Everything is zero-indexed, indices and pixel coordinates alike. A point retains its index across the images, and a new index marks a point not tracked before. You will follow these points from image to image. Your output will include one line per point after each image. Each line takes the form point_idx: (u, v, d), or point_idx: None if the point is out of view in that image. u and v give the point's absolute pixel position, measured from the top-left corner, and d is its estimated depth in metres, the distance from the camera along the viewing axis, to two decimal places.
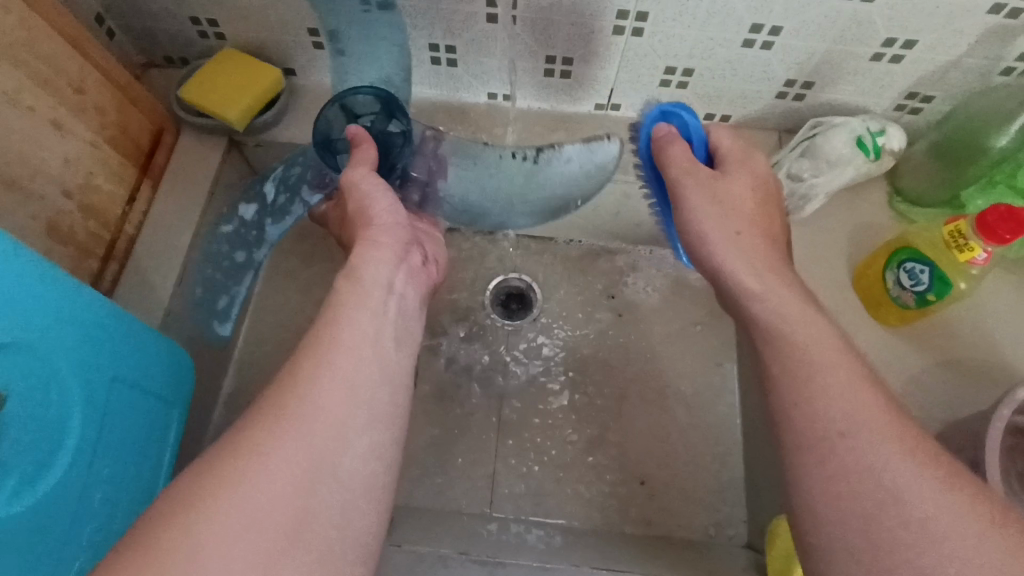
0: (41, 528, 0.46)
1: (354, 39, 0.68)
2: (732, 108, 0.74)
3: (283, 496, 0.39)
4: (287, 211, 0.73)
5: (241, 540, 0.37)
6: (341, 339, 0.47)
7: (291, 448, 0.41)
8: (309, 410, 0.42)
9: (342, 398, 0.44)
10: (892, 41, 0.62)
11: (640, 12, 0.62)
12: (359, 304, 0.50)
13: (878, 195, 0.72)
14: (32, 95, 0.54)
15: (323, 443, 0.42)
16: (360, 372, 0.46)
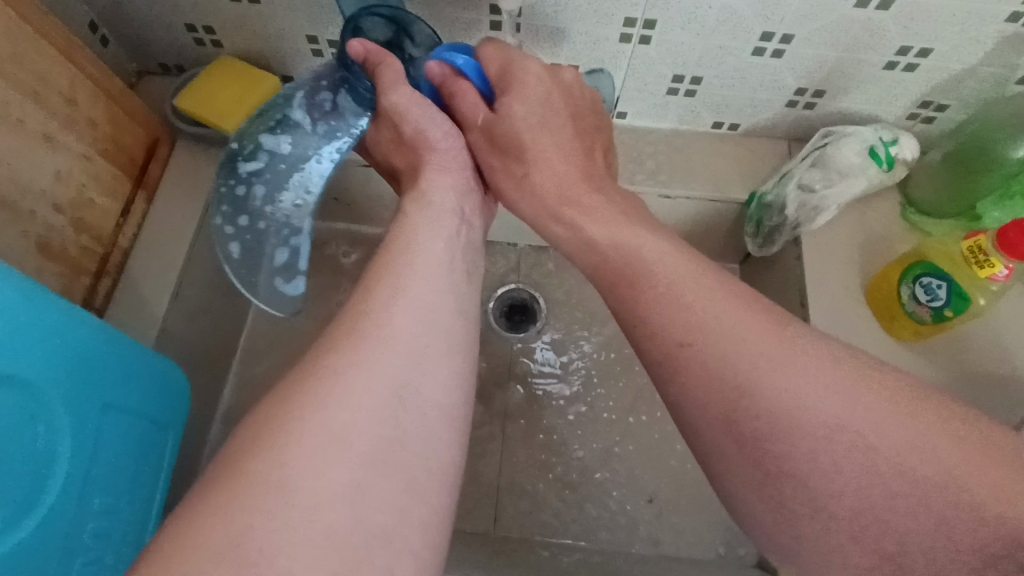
0: (26, 570, 0.44)
1: None
2: (741, 117, 0.72)
3: (374, 422, 0.35)
4: (327, 138, 0.53)
5: (314, 482, 0.32)
6: (406, 271, 0.42)
7: (376, 372, 0.36)
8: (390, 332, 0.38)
9: (425, 321, 0.40)
10: (906, 49, 0.60)
11: (648, 21, 0.60)
12: (428, 225, 0.46)
13: (889, 206, 0.71)
14: (21, 107, 0.52)
15: (411, 368, 0.37)
16: (441, 296, 0.42)
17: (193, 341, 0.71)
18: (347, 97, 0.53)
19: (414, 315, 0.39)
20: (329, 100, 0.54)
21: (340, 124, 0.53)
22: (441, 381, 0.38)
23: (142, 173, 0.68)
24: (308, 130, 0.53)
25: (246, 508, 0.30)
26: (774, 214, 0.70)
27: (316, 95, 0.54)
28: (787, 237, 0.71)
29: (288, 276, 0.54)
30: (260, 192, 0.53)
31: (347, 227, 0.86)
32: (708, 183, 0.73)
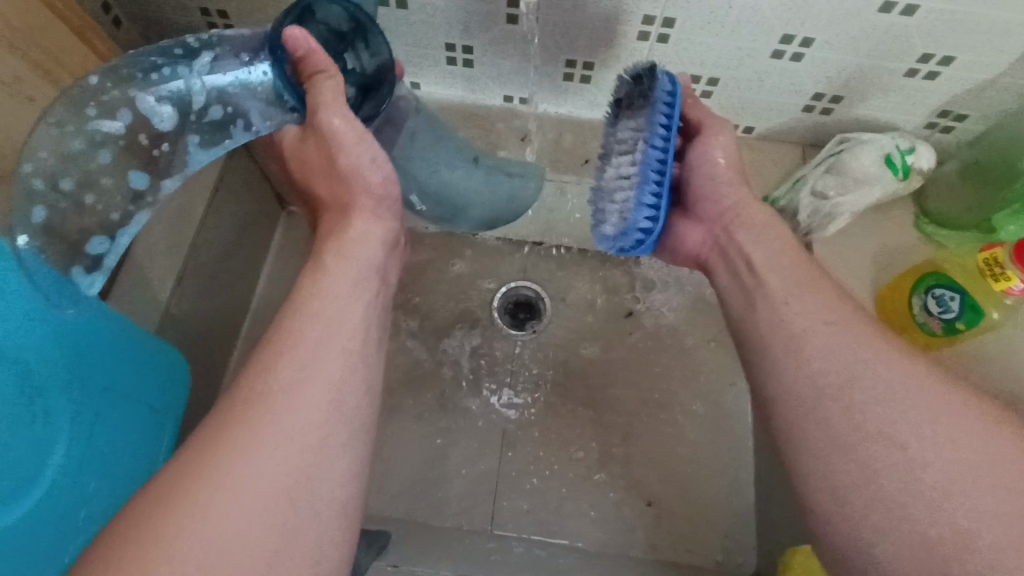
0: (20, 550, 0.46)
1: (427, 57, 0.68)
2: (757, 120, 0.71)
3: (270, 504, 0.39)
4: (224, 122, 0.49)
5: (223, 552, 0.37)
6: (315, 338, 0.46)
7: (280, 437, 0.41)
8: (294, 394, 0.43)
9: (329, 381, 0.44)
10: (928, 57, 0.60)
11: (667, 19, 0.59)
12: (347, 274, 0.50)
13: (904, 216, 0.70)
14: (30, 84, 0.52)
15: (313, 433, 0.42)
16: (347, 353, 0.46)
17: (195, 328, 0.70)
18: (269, 81, 0.48)
19: (317, 379, 0.44)
20: (239, 74, 0.47)
21: (244, 111, 0.49)
22: (342, 438, 0.43)
23: None
24: (197, 106, 0.48)
25: None
26: (786, 219, 0.70)
27: (225, 66, 0.47)
28: (798, 243, 0.70)
29: (92, 267, 0.48)
30: (106, 159, 0.46)
31: None
32: None
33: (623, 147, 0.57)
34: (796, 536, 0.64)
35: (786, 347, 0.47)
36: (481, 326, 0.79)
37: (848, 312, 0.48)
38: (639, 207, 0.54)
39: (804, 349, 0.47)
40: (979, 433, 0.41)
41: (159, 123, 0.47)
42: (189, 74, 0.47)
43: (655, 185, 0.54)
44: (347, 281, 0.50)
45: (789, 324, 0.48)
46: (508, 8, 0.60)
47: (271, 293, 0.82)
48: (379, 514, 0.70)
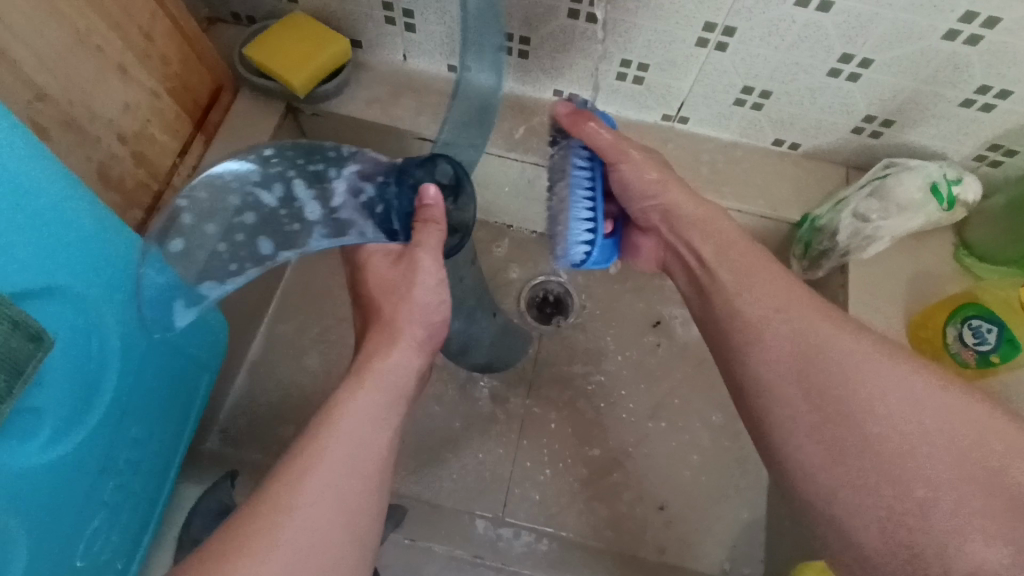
0: (53, 506, 0.41)
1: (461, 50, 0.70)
2: (803, 138, 0.71)
3: None
4: (332, 209, 0.49)
5: None
6: (338, 458, 0.45)
7: (299, 537, 0.41)
8: (314, 498, 0.43)
9: (345, 490, 0.44)
10: (986, 88, 0.59)
11: (728, 27, 0.60)
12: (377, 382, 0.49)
13: (943, 246, 0.70)
14: (102, 35, 0.53)
15: (330, 533, 0.43)
16: (369, 460, 0.46)
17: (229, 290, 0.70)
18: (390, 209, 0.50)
19: (337, 488, 0.44)
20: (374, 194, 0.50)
21: (365, 222, 0.50)
22: (354, 534, 0.44)
23: (202, 117, 0.68)
24: (335, 203, 0.49)
25: None
26: (824, 238, 0.69)
27: (365, 181, 0.50)
28: (834, 264, 0.70)
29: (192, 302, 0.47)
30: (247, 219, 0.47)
31: None
32: (762, 199, 0.72)
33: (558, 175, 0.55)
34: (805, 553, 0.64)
35: (755, 339, 0.48)
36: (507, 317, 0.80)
37: (797, 294, 0.49)
38: (577, 225, 0.51)
39: (761, 338, 0.48)
40: (921, 390, 0.43)
41: (301, 208, 0.48)
42: (337, 174, 0.49)
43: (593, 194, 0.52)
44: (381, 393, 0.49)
45: (748, 313, 0.49)
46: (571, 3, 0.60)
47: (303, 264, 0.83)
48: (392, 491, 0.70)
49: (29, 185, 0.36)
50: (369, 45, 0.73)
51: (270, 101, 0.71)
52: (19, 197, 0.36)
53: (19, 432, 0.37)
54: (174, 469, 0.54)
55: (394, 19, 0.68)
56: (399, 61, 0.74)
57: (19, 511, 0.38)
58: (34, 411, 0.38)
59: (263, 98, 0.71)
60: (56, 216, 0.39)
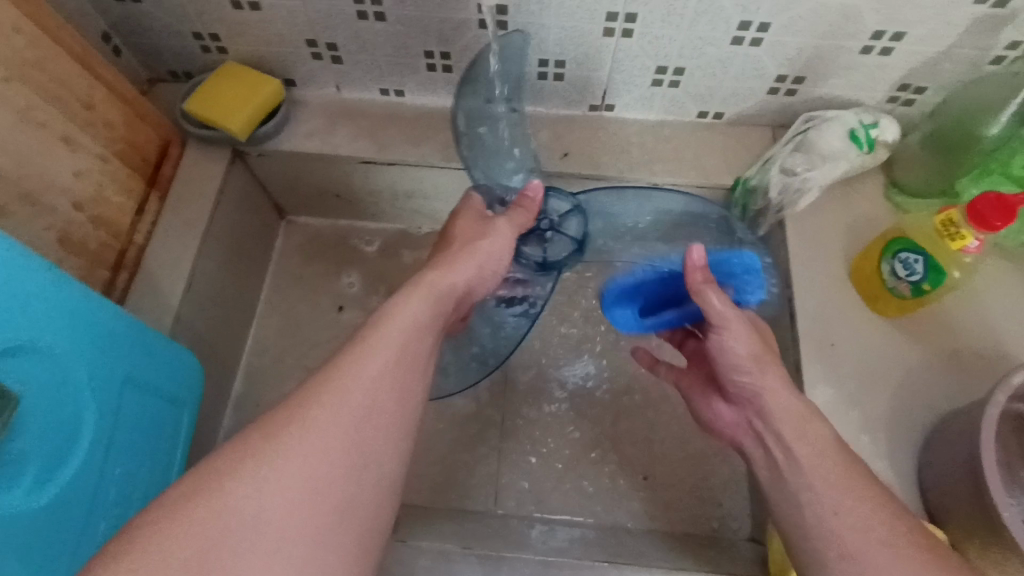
0: (46, 548, 0.43)
1: (383, 73, 0.74)
2: (725, 106, 0.74)
3: (306, 475, 0.38)
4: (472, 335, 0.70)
5: (282, 511, 0.36)
6: (383, 342, 0.45)
7: (337, 428, 0.40)
8: (355, 388, 0.42)
9: (381, 388, 0.43)
10: (881, 34, 0.63)
11: (629, 14, 0.63)
12: (419, 299, 0.49)
13: (875, 188, 0.73)
14: (41, 111, 0.56)
15: (364, 430, 0.41)
16: (403, 357, 0.45)
17: (204, 333, 0.74)
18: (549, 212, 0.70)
19: (369, 388, 0.42)
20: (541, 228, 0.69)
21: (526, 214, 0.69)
22: (392, 433, 0.43)
23: (154, 174, 0.72)
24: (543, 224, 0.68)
25: (191, 530, 0.34)
26: (758, 198, 0.71)
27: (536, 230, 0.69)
28: (773, 220, 0.72)
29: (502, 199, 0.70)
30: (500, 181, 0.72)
31: (351, 223, 0.89)
32: (696, 171, 0.75)
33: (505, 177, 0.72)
34: None
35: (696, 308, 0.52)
36: None
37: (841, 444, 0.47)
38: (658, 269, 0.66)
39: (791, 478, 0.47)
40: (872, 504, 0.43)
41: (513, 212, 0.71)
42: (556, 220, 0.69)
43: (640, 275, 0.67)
44: (427, 300, 0.49)
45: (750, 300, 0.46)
46: (478, 14, 0.64)
47: (274, 297, 0.86)
48: None
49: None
50: (303, 82, 0.77)
51: (216, 149, 0.75)
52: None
53: (5, 479, 0.41)
54: None
55: (321, 54, 0.72)
56: (333, 93, 0.77)
57: (19, 551, 0.41)
58: (13, 463, 0.41)
59: (209, 147, 0.75)
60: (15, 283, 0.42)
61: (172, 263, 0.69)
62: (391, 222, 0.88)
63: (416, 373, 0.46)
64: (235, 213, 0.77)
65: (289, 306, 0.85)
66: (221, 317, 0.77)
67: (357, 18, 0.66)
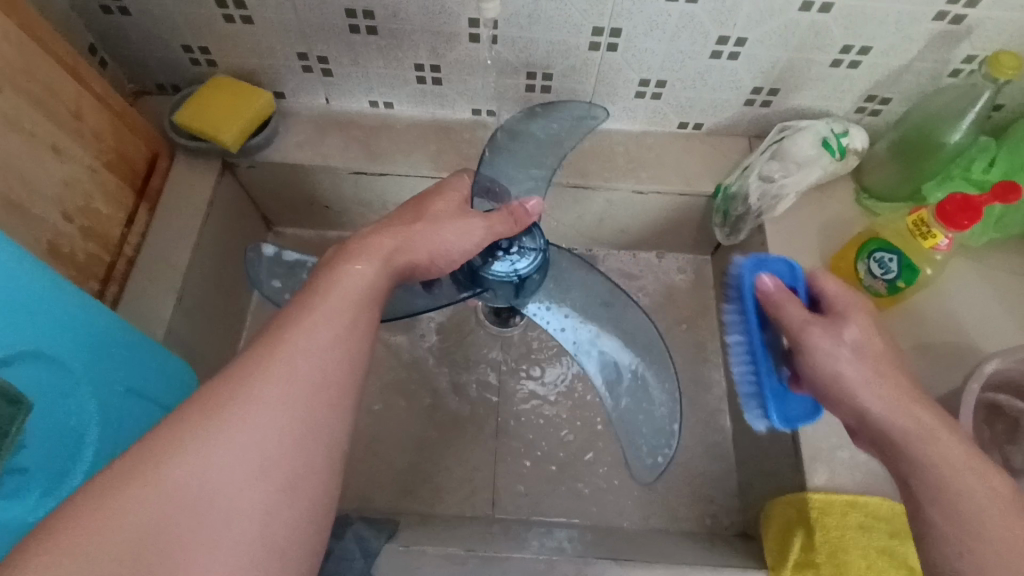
0: None
1: (373, 85, 0.75)
2: (704, 117, 0.78)
3: (234, 455, 0.34)
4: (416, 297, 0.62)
5: (205, 495, 0.33)
6: (327, 309, 0.41)
7: (280, 397, 0.37)
8: (297, 355, 0.38)
9: (329, 354, 0.39)
10: (849, 48, 0.67)
11: (614, 28, 0.66)
12: (371, 264, 0.46)
13: (846, 193, 0.77)
14: (33, 121, 0.56)
15: (309, 398, 0.37)
16: (349, 325, 0.41)
17: (195, 345, 0.73)
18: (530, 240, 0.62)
19: (308, 359, 0.38)
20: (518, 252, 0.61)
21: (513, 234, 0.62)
22: (343, 400, 0.39)
23: (143, 185, 0.71)
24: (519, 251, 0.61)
25: (105, 521, 0.30)
26: (738, 204, 0.75)
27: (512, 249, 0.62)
28: (752, 225, 0.76)
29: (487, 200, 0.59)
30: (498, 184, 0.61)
31: (340, 235, 0.90)
32: (679, 177, 0.77)
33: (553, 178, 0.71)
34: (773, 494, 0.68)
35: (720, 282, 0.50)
36: (469, 325, 0.83)
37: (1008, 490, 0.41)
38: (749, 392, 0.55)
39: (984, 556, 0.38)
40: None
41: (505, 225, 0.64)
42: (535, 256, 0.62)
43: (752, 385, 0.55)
44: (377, 265, 0.46)
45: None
46: (469, 28, 0.66)
47: (263, 309, 0.85)
48: (386, 510, 0.73)
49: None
50: (292, 95, 0.78)
51: (205, 160, 0.75)
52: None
53: (9, 490, 0.40)
54: None
55: (311, 67, 0.73)
56: (322, 105, 0.78)
57: None
58: (20, 475, 0.40)
59: (198, 159, 0.75)
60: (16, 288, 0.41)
61: (162, 275, 0.69)
62: None
63: (366, 336, 0.42)
64: (224, 225, 0.77)
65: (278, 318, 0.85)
66: (211, 329, 0.76)
67: (349, 31, 0.68)
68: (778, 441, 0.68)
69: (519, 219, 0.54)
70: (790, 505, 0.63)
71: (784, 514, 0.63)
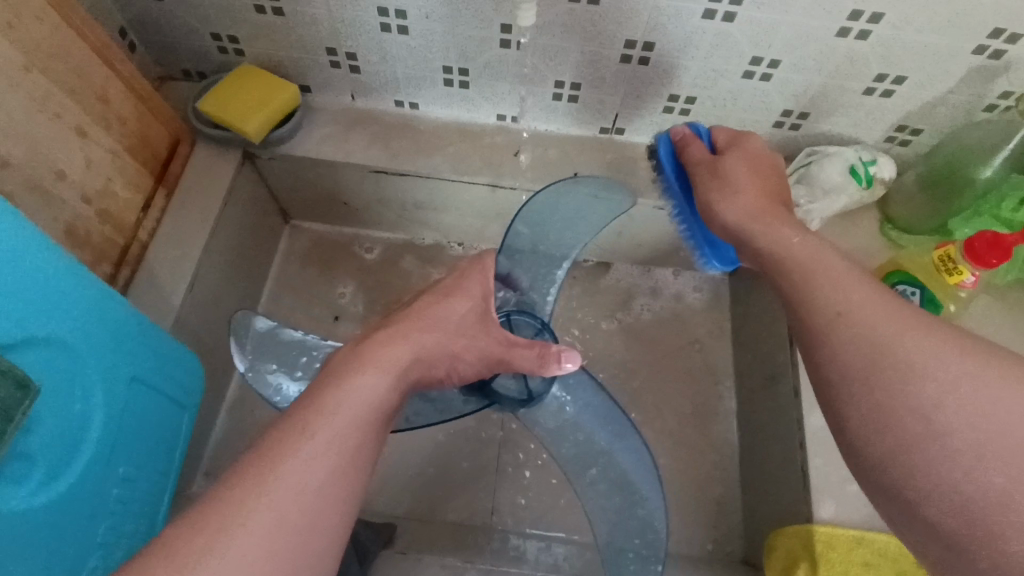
0: (44, 550, 0.42)
1: (399, 85, 0.75)
2: (731, 136, 0.77)
3: None
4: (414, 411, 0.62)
5: None
6: (326, 429, 0.39)
7: (252, 546, 0.35)
8: (279, 501, 0.36)
9: (314, 494, 0.37)
10: (883, 77, 0.66)
11: (647, 43, 0.65)
12: (380, 365, 0.45)
13: (870, 223, 0.75)
14: (59, 102, 0.55)
15: (280, 553, 0.35)
16: (350, 446, 0.40)
17: (204, 335, 0.73)
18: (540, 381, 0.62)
19: (295, 489, 0.37)
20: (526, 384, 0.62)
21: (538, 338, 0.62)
22: (321, 552, 0.37)
23: (162, 171, 0.71)
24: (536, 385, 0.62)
25: None
26: None
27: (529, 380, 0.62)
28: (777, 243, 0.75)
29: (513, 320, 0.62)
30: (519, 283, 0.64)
31: (356, 231, 0.90)
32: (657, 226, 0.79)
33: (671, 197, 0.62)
34: (777, 521, 0.67)
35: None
36: None
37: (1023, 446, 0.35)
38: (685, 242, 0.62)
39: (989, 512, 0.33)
40: None
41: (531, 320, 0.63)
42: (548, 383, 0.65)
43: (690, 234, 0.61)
44: (383, 373, 0.44)
45: (812, 320, 0.43)
46: (501, 34, 0.65)
47: (274, 303, 0.86)
48: (384, 512, 0.73)
49: (8, 247, 0.39)
50: (318, 89, 0.77)
51: (227, 150, 0.74)
52: (6, 256, 0.39)
53: (9, 478, 0.39)
54: (164, 509, 0.55)
55: (340, 63, 0.72)
56: (348, 101, 0.78)
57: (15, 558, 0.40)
58: (20, 462, 0.40)
59: (220, 147, 0.74)
60: (33, 273, 0.41)
61: (176, 263, 0.68)
62: (395, 232, 0.89)
63: (363, 468, 0.41)
64: (241, 215, 0.77)
65: (282, 311, 0.85)
66: (221, 319, 0.76)
67: (381, 30, 0.67)
68: (786, 470, 0.67)
69: (546, 368, 0.52)
70: (795, 538, 0.61)
71: (788, 548, 0.61)
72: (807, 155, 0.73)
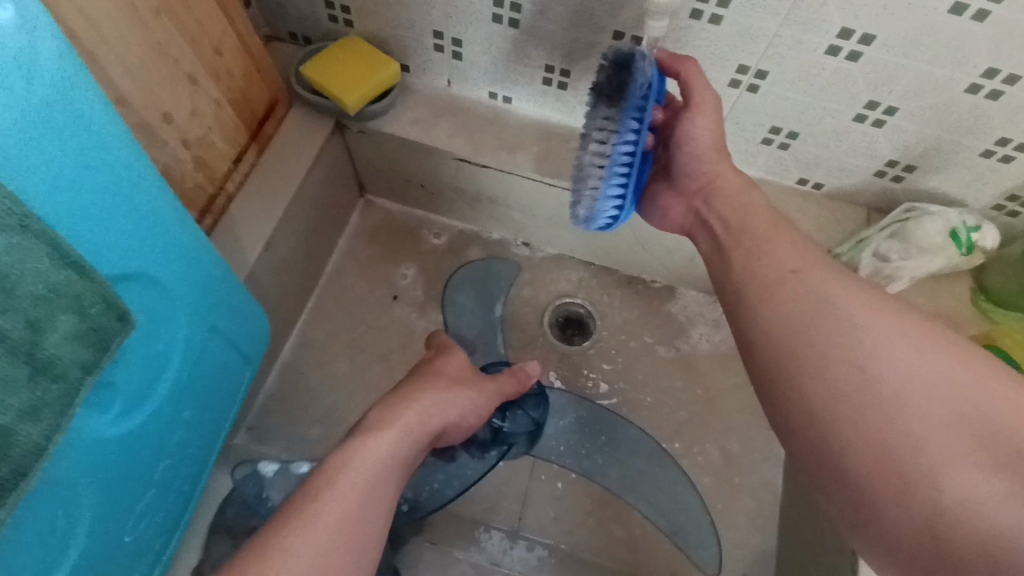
0: (110, 479, 0.43)
1: (496, 78, 0.74)
2: (827, 178, 0.74)
3: None
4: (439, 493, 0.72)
5: None
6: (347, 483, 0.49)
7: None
8: (309, 543, 0.44)
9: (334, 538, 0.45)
10: (1006, 141, 0.62)
11: (761, 70, 0.63)
12: (393, 431, 0.54)
13: (961, 291, 0.72)
14: (179, 48, 0.57)
15: None
16: (367, 495, 0.49)
17: (270, 293, 0.74)
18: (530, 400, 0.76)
19: (319, 537, 0.45)
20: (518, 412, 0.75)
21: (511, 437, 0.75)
22: None
23: (258, 128, 0.72)
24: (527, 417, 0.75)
25: None
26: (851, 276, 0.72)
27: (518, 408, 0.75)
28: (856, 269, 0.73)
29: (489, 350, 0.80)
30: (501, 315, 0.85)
31: (426, 215, 0.90)
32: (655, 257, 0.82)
33: (598, 136, 0.53)
34: None
35: (820, 340, 0.42)
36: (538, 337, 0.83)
37: None
38: (606, 197, 0.56)
39: None
40: None
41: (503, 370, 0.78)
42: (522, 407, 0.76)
43: (622, 182, 0.55)
44: (404, 433, 0.55)
45: (764, 275, 0.47)
46: (612, 41, 0.64)
47: (337, 272, 0.87)
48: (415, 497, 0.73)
49: (125, 180, 0.40)
50: (416, 70, 0.78)
51: (320, 117, 0.76)
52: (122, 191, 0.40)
53: (94, 406, 0.40)
54: (213, 457, 0.56)
55: (443, 47, 0.73)
56: (443, 86, 0.78)
57: (86, 483, 0.41)
58: (105, 392, 0.41)
59: (314, 113, 0.76)
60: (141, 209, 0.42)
61: (256, 219, 0.70)
62: (465, 222, 0.89)
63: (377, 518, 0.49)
64: (322, 182, 0.78)
65: (344, 281, 0.86)
66: (288, 281, 0.77)
67: (491, 21, 0.67)
68: (834, 533, 0.63)
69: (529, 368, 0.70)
70: None
71: None
72: (903, 211, 0.70)
